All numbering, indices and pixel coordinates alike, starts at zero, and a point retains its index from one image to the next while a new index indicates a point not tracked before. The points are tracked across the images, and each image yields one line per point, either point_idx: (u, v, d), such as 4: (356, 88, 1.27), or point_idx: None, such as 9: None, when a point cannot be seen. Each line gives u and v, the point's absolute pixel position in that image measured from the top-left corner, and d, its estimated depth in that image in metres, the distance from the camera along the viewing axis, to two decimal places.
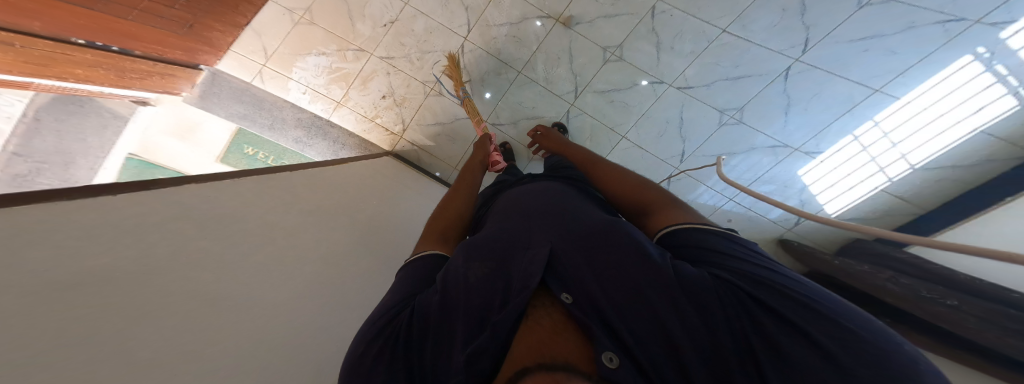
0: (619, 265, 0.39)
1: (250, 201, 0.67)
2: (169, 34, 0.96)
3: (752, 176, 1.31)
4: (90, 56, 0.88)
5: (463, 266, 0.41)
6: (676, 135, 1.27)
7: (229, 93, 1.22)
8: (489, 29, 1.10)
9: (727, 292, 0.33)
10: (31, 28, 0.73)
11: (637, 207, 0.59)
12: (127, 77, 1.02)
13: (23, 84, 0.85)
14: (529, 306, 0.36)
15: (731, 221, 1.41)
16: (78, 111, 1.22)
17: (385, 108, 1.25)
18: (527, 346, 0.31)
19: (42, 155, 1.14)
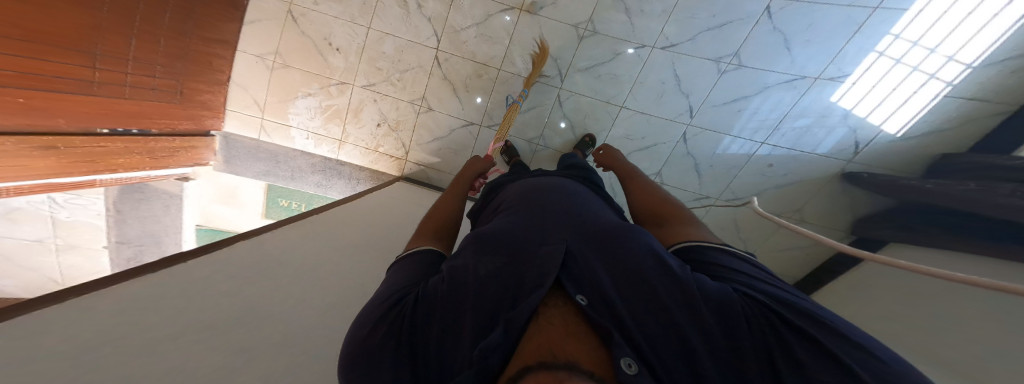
0: (636, 267, 0.35)
1: (228, 252, 0.61)
2: (168, 104, 1.05)
3: (772, 115, 1.20)
4: (121, 143, 0.96)
5: (475, 258, 0.38)
6: (677, 92, 1.19)
7: (247, 153, 1.19)
8: (457, 34, 1.06)
9: (754, 306, 0.28)
10: (63, 131, 0.81)
11: (655, 219, 0.56)
12: (160, 157, 1.12)
13: (85, 183, 0.97)
14: (541, 304, 0.31)
15: (773, 165, 1.27)
16: (143, 198, 1.30)
17: (383, 136, 1.19)
18: (537, 342, 0.26)
19: (135, 240, 1.36)
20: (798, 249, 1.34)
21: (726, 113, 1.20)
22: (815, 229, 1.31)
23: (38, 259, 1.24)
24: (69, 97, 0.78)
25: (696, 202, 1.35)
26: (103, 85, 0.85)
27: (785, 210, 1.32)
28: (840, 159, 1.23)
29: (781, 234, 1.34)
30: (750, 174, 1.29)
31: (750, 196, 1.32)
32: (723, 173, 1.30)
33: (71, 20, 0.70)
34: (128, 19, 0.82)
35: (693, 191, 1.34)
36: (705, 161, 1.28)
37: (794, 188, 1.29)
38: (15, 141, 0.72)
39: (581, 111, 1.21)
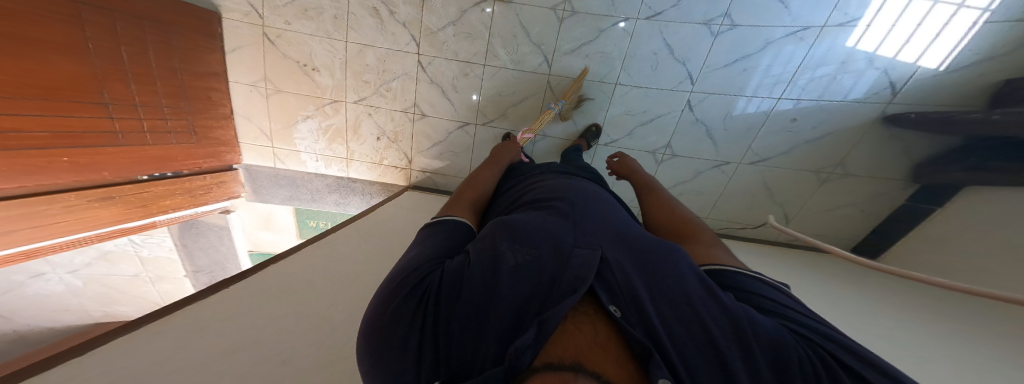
0: (676, 288, 0.38)
1: (275, 277, 0.75)
2: (187, 145, 1.21)
3: (784, 70, 1.06)
4: (162, 186, 1.16)
5: (508, 250, 0.44)
6: (672, 61, 1.07)
7: (267, 181, 1.33)
8: (434, 36, 1.08)
9: (812, 347, 0.30)
10: (113, 182, 1.01)
11: (674, 238, 0.63)
12: (197, 194, 1.31)
13: (147, 225, 1.20)
14: (574, 315, 0.35)
15: (797, 119, 1.13)
16: (200, 232, 1.48)
17: (385, 149, 1.27)
18: (570, 348, 0.30)
19: (204, 267, 1.57)
20: (856, 206, 1.24)
21: (731, 76, 1.08)
22: (860, 182, 1.21)
23: (143, 289, 1.44)
24: (105, 149, 0.95)
25: (713, 169, 1.26)
26: (126, 135, 1.00)
27: (824, 166, 1.21)
28: (878, 103, 1.08)
29: (825, 194, 1.26)
30: (771, 133, 1.17)
31: (774, 156, 1.21)
32: (741, 136, 1.19)
33: (69, 71, 0.82)
34: (119, 63, 0.95)
35: (710, 158, 1.24)
36: (718, 124, 1.17)
37: (827, 142, 1.16)
38: (77, 196, 0.92)
39: (577, 92, 1.15)
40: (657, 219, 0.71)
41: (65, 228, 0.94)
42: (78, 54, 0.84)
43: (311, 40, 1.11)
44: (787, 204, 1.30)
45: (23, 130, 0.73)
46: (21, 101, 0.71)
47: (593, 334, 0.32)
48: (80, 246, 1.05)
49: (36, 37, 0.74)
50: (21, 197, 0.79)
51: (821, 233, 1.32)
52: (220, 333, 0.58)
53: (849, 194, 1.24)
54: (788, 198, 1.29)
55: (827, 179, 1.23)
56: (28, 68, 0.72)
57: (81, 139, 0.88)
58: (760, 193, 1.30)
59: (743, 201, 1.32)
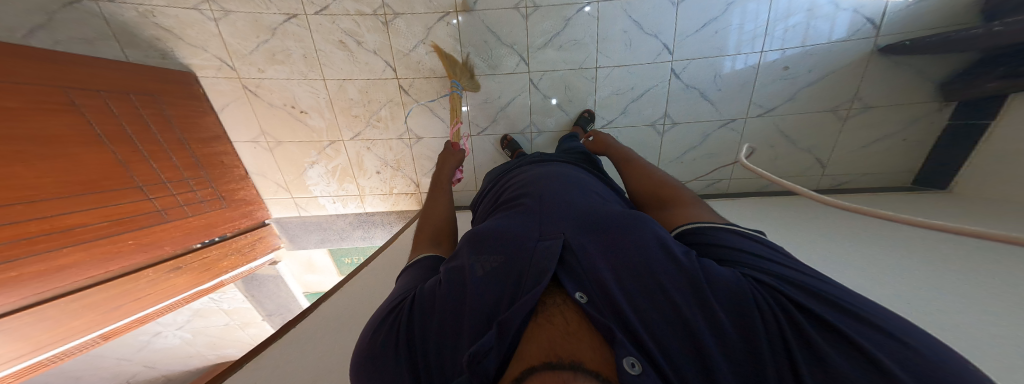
0: (638, 260, 0.47)
1: (325, 313, 0.90)
2: (222, 211, 1.35)
3: (755, 26, 1.01)
4: (214, 250, 1.31)
5: (475, 260, 0.52)
6: (643, 36, 1.02)
7: (299, 229, 1.45)
8: (408, 58, 1.11)
9: (764, 294, 0.39)
10: (175, 254, 1.19)
11: (657, 203, 0.72)
12: (245, 250, 1.46)
13: (217, 285, 1.37)
14: (551, 307, 0.43)
15: (789, 67, 1.05)
16: (261, 282, 1.67)
17: (391, 178, 1.32)
18: (544, 339, 0.38)
19: (273, 310, 1.77)
20: (897, 136, 1.10)
21: (707, 39, 1.03)
22: (891, 110, 1.08)
23: (236, 334, 1.73)
24: (160, 226, 1.13)
25: (720, 128, 1.15)
26: (169, 210, 1.15)
27: (839, 101, 1.09)
28: (864, 39, 1.00)
29: (851, 131, 1.13)
30: (766, 86, 1.08)
31: (779, 104, 1.11)
32: (738, 94, 1.10)
33: (99, 162, 0.98)
34: (132, 145, 1.07)
35: (713, 119, 1.14)
36: (710, 87, 1.09)
37: (828, 85, 1.07)
38: (153, 270, 1.12)
39: (561, 83, 1.11)
40: (638, 186, 0.80)
41: (151, 300, 1.13)
42: (94, 144, 0.97)
43: (290, 84, 1.17)
44: (817, 149, 1.17)
45: (81, 224, 0.93)
46: (71, 200, 0.91)
47: (564, 326, 0.40)
48: (173, 311, 1.25)
49: (54, 138, 0.88)
50: (113, 279, 1.01)
51: (866, 172, 1.17)
52: (288, 366, 0.74)
53: (882, 125, 1.10)
54: (816, 143, 1.15)
55: (847, 116, 1.11)
56: (60, 167, 0.88)
57: (136, 223, 1.06)
58: (780, 143, 1.17)
59: (763, 156, 1.19)
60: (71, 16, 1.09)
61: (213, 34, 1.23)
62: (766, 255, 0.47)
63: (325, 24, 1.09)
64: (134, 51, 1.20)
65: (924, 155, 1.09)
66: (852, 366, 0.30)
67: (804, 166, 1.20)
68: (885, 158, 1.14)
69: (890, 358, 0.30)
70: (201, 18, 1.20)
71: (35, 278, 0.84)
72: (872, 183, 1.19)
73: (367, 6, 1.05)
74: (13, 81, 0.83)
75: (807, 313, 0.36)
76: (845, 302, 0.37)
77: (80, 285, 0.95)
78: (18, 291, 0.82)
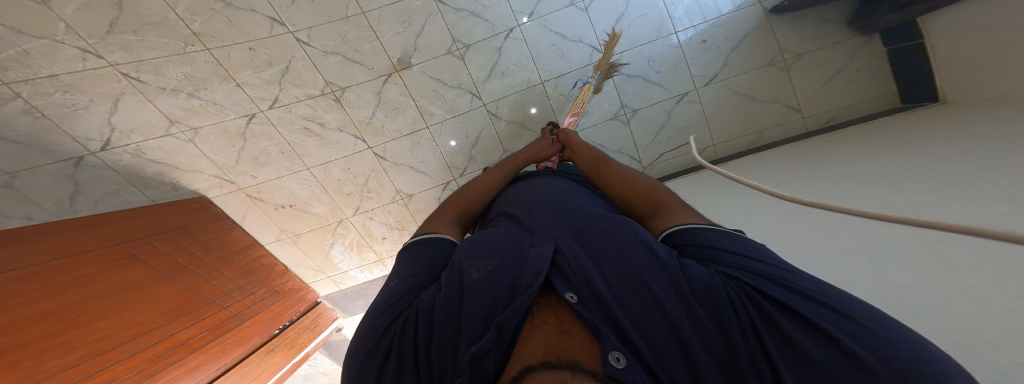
0: (622, 262, 0.49)
1: None
2: (283, 301, 1.62)
3: (658, 13, 1.13)
4: (286, 333, 1.58)
5: (471, 264, 0.52)
6: (570, 45, 1.12)
7: (347, 298, 1.65)
8: (372, 125, 1.19)
9: (736, 288, 0.40)
10: (261, 342, 1.45)
11: (646, 207, 0.68)
12: (310, 325, 1.74)
13: (308, 354, 1.67)
14: (545, 309, 0.44)
15: (706, 40, 1.16)
16: (338, 347, 2.07)
17: (401, 238, 1.43)
18: (538, 338, 0.38)
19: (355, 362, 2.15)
20: (851, 67, 1.17)
21: (621, 36, 1.15)
22: (824, 51, 1.17)
23: None
24: (244, 325, 1.39)
25: (678, 103, 1.24)
26: (243, 311, 1.40)
27: (771, 56, 1.18)
28: (751, 6, 1.13)
29: (801, 75, 1.20)
30: (695, 60, 1.19)
31: (719, 70, 1.20)
32: (675, 71, 1.20)
33: (178, 293, 1.19)
34: (191, 272, 1.27)
35: (666, 97, 1.23)
36: (649, 71, 1.20)
37: (749, 45, 1.17)
38: (252, 357, 1.38)
39: (517, 105, 1.18)
40: (620, 187, 0.76)
41: (265, 376, 1.39)
42: (166, 280, 1.18)
43: (283, 181, 1.31)
44: (780, 98, 1.22)
45: (186, 339, 1.14)
46: (174, 324, 1.13)
47: (559, 324, 0.40)
48: (285, 382, 1.51)
49: (138, 284, 1.09)
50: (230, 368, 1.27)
51: (844, 104, 1.20)
52: None
53: (831, 61, 1.17)
54: (775, 94, 1.22)
55: (787, 65, 1.19)
56: (155, 304, 1.10)
57: (226, 326, 1.31)
58: (742, 101, 1.24)
59: (732, 118, 1.26)
60: (89, 174, 1.25)
61: (197, 155, 1.33)
62: (740, 246, 0.46)
63: (284, 115, 1.20)
64: (152, 191, 1.35)
65: (888, 73, 1.14)
66: (822, 349, 0.31)
67: (778, 116, 1.24)
68: (855, 87, 1.18)
69: (840, 331, 0.31)
70: (180, 142, 1.28)
71: (182, 377, 1.08)
72: (860, 112, 1.19)
73: (314, 88, 1.14)
74: (74, 253, 1.01)
75: (776, 303, 0.36)
76: (819, 291, 0.36)
77: (214, 374, 1.21)
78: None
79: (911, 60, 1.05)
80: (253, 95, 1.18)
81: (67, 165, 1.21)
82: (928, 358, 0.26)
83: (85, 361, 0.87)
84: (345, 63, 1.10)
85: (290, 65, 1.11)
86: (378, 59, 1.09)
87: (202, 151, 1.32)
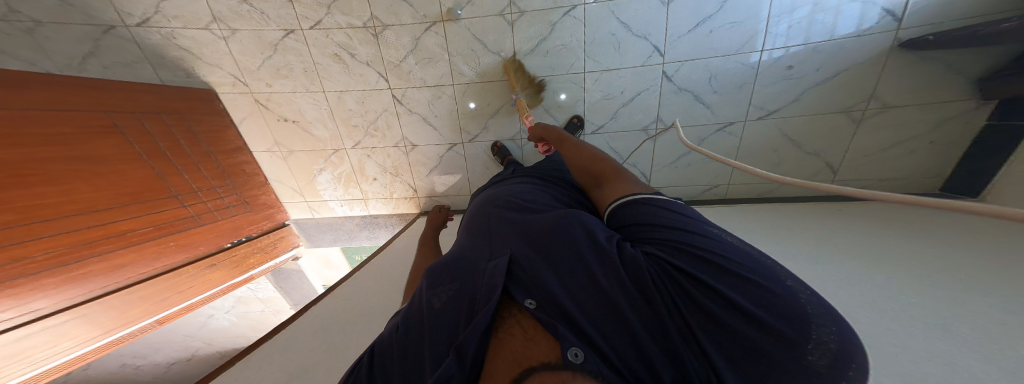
0: (570, 257, 0.54)
1: (339, 295, 1.11)
2: (247, 214, 1.52)
3: (756, 22, 1.12)
4: (242, 248, 1.49)
5: (428, 293, 0.56)
6: (632, 38, 1.18)
7: (319, 228, 1.74)
8: (399, 68, 1.24)
9: (670, 273, 0.46)
10: (209, 252, 1.35)
11: (595, 177, 0.77)
12: (267, 248, 1.63)
13: (250, 278, 1.54)
14: (508, 319, 0.50)
15: (793, 66, 1.16)
16: (287, 276, 1.92)
17: (391, 184, 1.50)
18: (510, 353, 0.44)
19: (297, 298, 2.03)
20: (924, 138, 1.17)
21: (696, 39, 1.16)
22: (914, 111, 1.15)
23: None
24: (198, 230, 1.30)
25: (717, 132, 1.31)
26: (200, 215, 1.32)
27: (855, 102, 1.19)
28: (884, 33, 1.07)
29: (866, 134, 1.23)
30: (767, 85, 1.20)
31: (784, 105, 1.23)
32: (734, 94, 1.24)
33: (142, 177, 1.14)
34: (166, 160, 1.22)
35: (709, 121, 1.30)
36: (705, 89, 1.24)
37: (837, 85, 1.17)
38: (194, 267, 1.29)
39: (547, 88, 1.28)
40: (573, 163, 0.83)
41: (197, 290, 1.30)
42: (135, 160, 1.13)
43: (296, 97, 1.34)
44: (825, 154, 1.29)
45: (126, 230, 1.08)
46: (120, 210, 1.07)
47: (522, 334, 0.46)
48: (214, 302, 1.40)
49: (107, 156, 1.05)
50: (163, 274, 1.19)
51: (885, 176, 1.27)
52: (311, 333, 0.95)
53: (910, 125, 1.17)
54: (823, 147, 1.28)
55: (859, 117, 1.20)
56: (111, 183, 1.05)
57: (175, 227, 1.22)
58: (785, 145, 1.30)
59: (765, 159, 1.33)
60: (111, 44, 1.25)
61: (224, 53, 1.32)
62: (666, 220, 0.54)
63: (320, 38, 1.21)
64: (165, 72, 1.33)
65: (958, 154, 1.15)
66: (733, 315, 0.39)
67: (814, 170, 1.32)
68: (915, 157, 1.21)
69: (753, 302, 0.39)
70: (214, 38, 1.29)
71: (96, 275, 1.01)
72: (900, 186, 1.27)
73: (358, 20, 1.17)
74: (19, 109, 0.88)
75: (699, 277, 0.43)
76: (734, 266, 0.44)
77: (139, 278, 1.12)
78: (87, 285, 0.99)
79: (995, 150, 1.03)
80: (299, 13, 1.18)
81: (97, 30, 1.22)
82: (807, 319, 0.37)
83: (10, 228, 0.83)
84: (396, 2, 1.14)
85: None
86: (429, 5, 1.13)
87: (231, 51, 1.31)
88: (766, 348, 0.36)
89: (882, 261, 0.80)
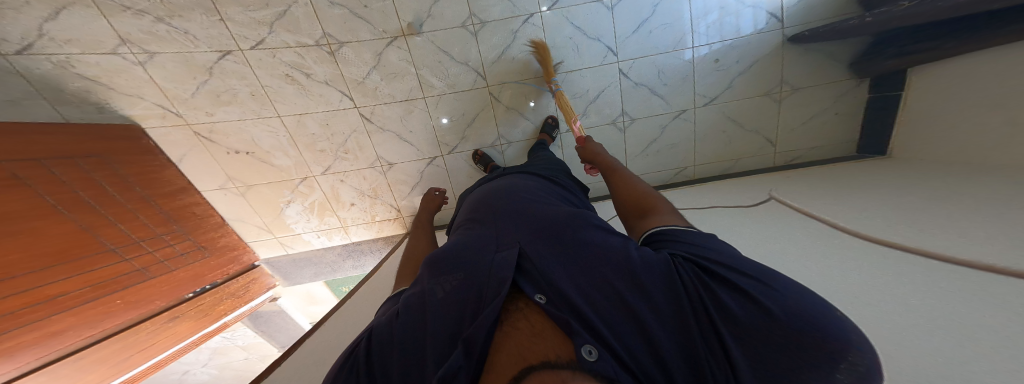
0: (586, 259, 0.54)
1: (331, 326, 1.06)
2: (207, 260, 1.37)
3: (682, 24, 1.23)
4: (206, 297, 1.34)
5: (438, 284, 0.56)
6: (588, 41, 1.23)
7: (294, 265, 1.62)
8: (363, 85, 1.19)
9: (691, 276, 0.46)
10: (167, 306, 1.22)
11: (637, 211, 0.74)
12: (239, 294, 1.50)
13: (222, 326, 1.43)
14: (515, 313, 0.48)
15: (720, 59, 1.28)
16: (267, 319, 1.79)
17: (371, 206, 1.42)
18: (513, 345, 0.43)
19: (280, 340, 1.91)
20: (830, 110, 1.35)
21: (642, 38, 1.24)
22: (817, 90, 1.32)
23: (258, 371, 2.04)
24: (146, 283, 1.14)
25: (674, 119, 1.40)
26: (150, 268, 1.16)
27: (771, 86, 1.32)
28: (773, 31, 1.24)
29: (789, 109, 1.36)
30: (702, 78, 1.31)
31: (721, 92, 1.34)
32: (681, 85, 1.33)
33: (64, 233, 0.95)
34: (93, 210, 1.04)
35: (666, 111, 1.38)
36: (657, 83, 1.32)
37: (754, 74, 1.31)
38: (150, 323, 1.15)
39: (519, 93, 1.27)
40: (619, 195, 0.81)
41: (157, 348, 1.18)
42: (51, 215, 0.93)
43: (245, 125, 1.24)
44: (763, 130, 1.41)
45: (60, 294, 0.92)
46: (43, 274, 0.88)
47: (529, 328, 0.45)
48: (185, 356, 1.32)
49: (12, 215, 0.85)
50: (112, 336, 1.05)
51: (814, 146, 1.41)
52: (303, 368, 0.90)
53: (817, 102, 1.34)
54: (760, 125, 1.39)
55: (781, 98, 1.34)
56: (27, 244, 0.86)
57: (118, 284, 1.07)
58: (730, 127, 1.41)
59: (717, 140, 1.43)
60: None
61: (144, 80, 1.14)
62: (689, 235, 0.55)
63: (265, 58, 1.13)
64: (67, 107, 1.11)
65: (856, 121, 1.33)
66: (748, 313, 0.39)
67: (758, 146, 1.43)
68: (825, 127, 1.38)
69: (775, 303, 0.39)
70: (126, 63, 1.10)
71: (27, 348, 0.86)
72: (825, 153, 1.41)
73: (309, 38, 1.10)
74: None
75: (722, 281, 0.44)
76: (754, 272, 0.44)
77: (80, 345, 0.98)
78: (15, 359, 0.83)
79: (884, 114, 1.22)
80: (235, 32, 1.09)
81: None
82: (832, 319, 0.36)
83: None
84: (349, 19, 1.09)
85: (290, 10, 1.06)
86: (387, 20, 1.10)
87: (152, 78, 1.14)
88: (782, 342, 0.36)
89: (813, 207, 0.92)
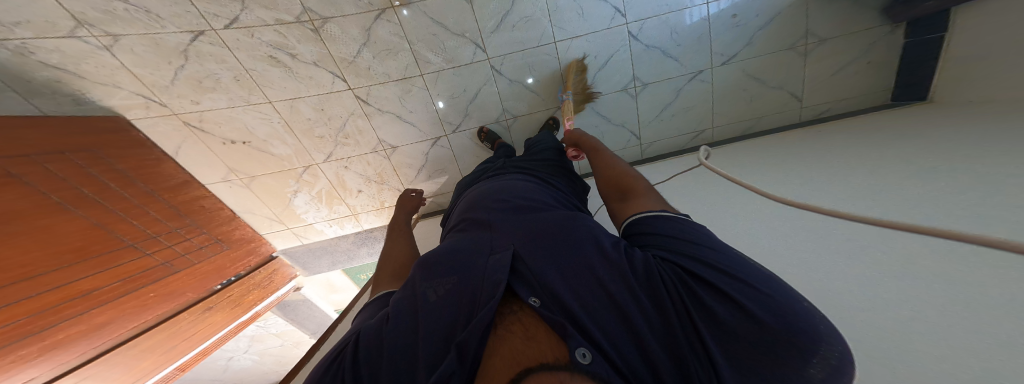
0: (575, 259, 0.51)
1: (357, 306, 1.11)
2: (227, 252, 1.40)
3: None
4: (234, 288, 1.40)
5: (429, 286, 0.52)
6: (593, 1, 1.09)
7: (310, 254, 1.64)
8: (355, 65, 1.10)
9: (674, 277, 0.44)
10: (200, 297, 1.28)
11: (617, 193, 0.72)
12: (263, 284, 1.55)
13: (255, 315, 1.51)
14: (509, 316, 0.46)
15: (738, 14, 1.15)
16: (293, 307, 1.92)
17: (379, 192, 1.40)
18: (504, 351, 0.40)
19: (309, 324, 2.05)
20: (863, 59, 1.21)
21: None
22: (848, 40, 1.19)
23: (296, 350, 2.23)
24: (173, 276, 1.17)
25: (690, 82, 1.28)
26: (173, 262, 1.18)
27: (795, 39, 1.20)
28: None
29: (816, 62, 1.23)
30: (717, 38, 1.19)
31: (739, 49, 1.22)
32: (695, 45, 1.21)
33: (77, 229, 0.94)
34: (100, 205, 1.02)
35: (680, 73, 1.26)
36: (669, 44, 1.19)
37: (775, 28, 1.18)
38: (188, 313, 1.22)
39: (523, 64, 1.17)
40: (600, 176, 0.79)
41: (199, 337, 1.27)
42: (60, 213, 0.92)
43: (235, 113, 1.16)
44: (788, 85, 1.28)
45: (90, 289, 0.95)
46: (69, 270, 0.90)
47: (523, 331, 0.42)
48: (227, 342, 1.42)
49: (17, 214, 0.82)
50: (154, 326, 1.12)
51: (843, 97, 1.28)
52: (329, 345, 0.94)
53: (848, 51, 1.20)
54: (785, 79, 1.27)
55: (806, 51, 1.21)
56: (38, 243, 0.85)
57: (146, 278, 1.09)
58: (751, 84, 1.29)
59: (737, 99, 1.32)
60: None
61: (116, 67, 1.05)
62: (673, 230, 0.51)
63: (243, 39, 1.03)
64: (41, 100, 1.03)
65: (891, 70, 1.20)
66: (734, 317, 0.37)
67: (781, 103, 1.32)
68: (857, 78, 1.24)
69: (756, 306, 0.37)
70: (91, 48, 1.00)
71: (75, 340, 0.92)
72: (854, 106, 1.28)
73: (288, 14, 0.99)
74: None
75: (705, 283, 0.41)
76: (737, 273, 0.41)
77: (128, 335, 1.05)
78: (69, 350, 0.91)
79: (920, 59, 1.10)
80: (202, 10, 0.97)
81: None
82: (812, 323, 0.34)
83: None
84: None
85: None
86: None
87: (123, 64, 1.04)
88: (754, 343, 0.35)
89: (825, 162, 0.88)
